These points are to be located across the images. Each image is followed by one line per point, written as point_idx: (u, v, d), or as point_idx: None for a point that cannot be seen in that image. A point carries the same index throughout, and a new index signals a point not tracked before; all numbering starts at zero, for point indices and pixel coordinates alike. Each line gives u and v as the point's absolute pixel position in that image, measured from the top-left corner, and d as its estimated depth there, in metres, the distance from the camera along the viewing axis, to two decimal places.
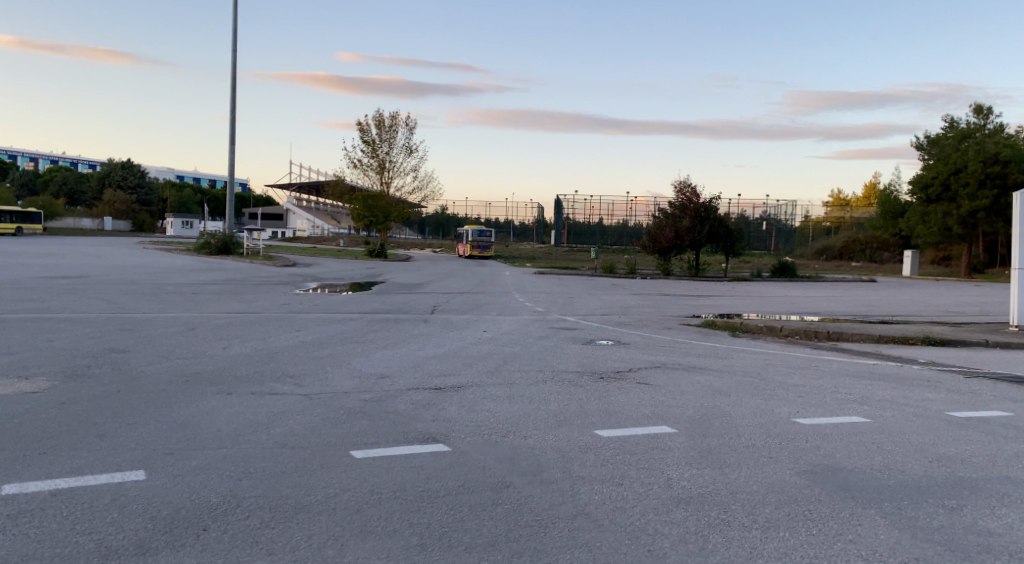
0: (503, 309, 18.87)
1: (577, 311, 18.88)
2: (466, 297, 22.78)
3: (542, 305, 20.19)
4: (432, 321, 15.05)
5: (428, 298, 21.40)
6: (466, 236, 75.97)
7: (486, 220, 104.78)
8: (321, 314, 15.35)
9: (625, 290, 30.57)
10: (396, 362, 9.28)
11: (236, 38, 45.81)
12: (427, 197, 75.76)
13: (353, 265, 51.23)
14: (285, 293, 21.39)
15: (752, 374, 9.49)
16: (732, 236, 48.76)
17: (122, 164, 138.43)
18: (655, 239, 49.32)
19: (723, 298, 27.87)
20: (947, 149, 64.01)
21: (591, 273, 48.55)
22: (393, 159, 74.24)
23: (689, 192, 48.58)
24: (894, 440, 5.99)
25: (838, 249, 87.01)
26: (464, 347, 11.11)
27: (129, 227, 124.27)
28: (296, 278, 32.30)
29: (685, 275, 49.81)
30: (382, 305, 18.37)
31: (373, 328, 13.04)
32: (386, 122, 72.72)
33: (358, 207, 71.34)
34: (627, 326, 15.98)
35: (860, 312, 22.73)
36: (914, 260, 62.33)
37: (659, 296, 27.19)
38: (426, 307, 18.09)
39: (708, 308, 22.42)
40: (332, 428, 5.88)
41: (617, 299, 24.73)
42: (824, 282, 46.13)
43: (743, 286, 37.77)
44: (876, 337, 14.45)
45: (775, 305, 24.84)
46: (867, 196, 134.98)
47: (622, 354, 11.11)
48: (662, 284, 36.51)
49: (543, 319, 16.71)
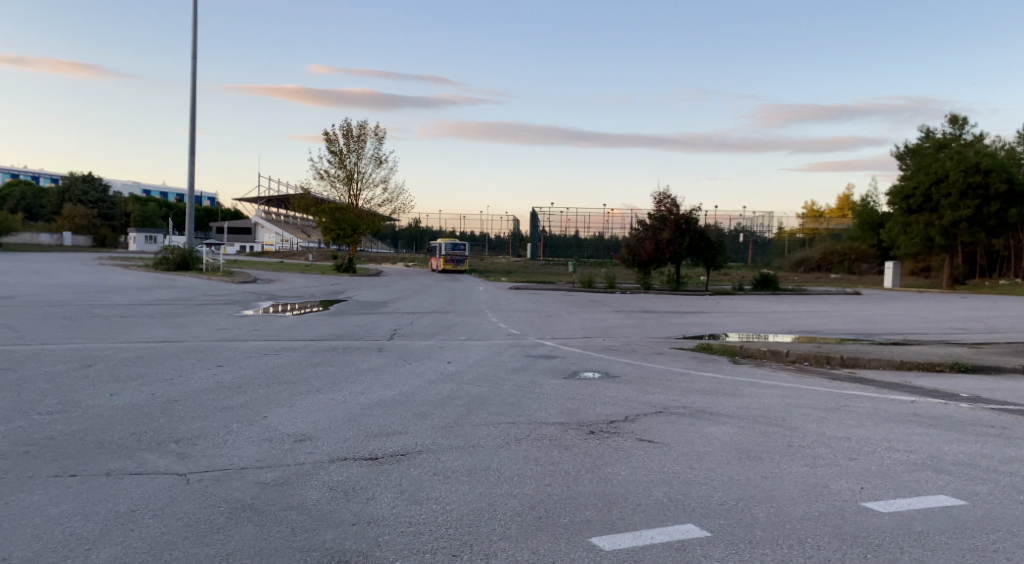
0: (473, 332, 16.90)
1: (556, 334, 16.96)
2: (433, 317, 20.78)
3: (516, 327, 18.25)
4: (388, 349, 13.04)
5: (391, 320, 19.36)
6: (440, 249, 74.00)
7: (460, 233, 102.88)
8: (260, 342, 13.26)
9: (606, 306, 28.77)
10: (329, 413, 7.27)
11: (195, 43, 43.57)
12: (399, 210, 73.64)
13: (319, 281, 49.03)
14: (231, 316, 19.22)
15: (777, 421, 7.63)
16: (713, 248, 47.31)
17: (85, 178, 134.26)
18: (635, 251, 47.70)
19: (710, 315, 26.14)
20: (926, 160, 63.36)
21: (569, 288, 46.82)
22: (363, 171, 72.06)
23: (669, 203, 47.14)
24: (1019, 544, 4.14)
25: (816, 261, 86.29)
26: (420, 386, 9.14)
27: (91, 243, 120.47)
28: (253, 296, 30.06)
29: (666, 289, 48.27)
30: (336, 328, 16.30)
31: (316, 361, 10.99)
32: (355, 133, 70.62)
33: (327, 221, 69.07)
34: (612, 352, 14.10)
35: (859, 330, 21.08)
36: (895, 272, 61.55)
37: (641, 314, 25.44)
38: (386, 331, 16.09)
39: (696, 328, 20.66)
40: (192, 550, 3.86)
41: (599, 317, 22.87)
42: (808, 295, 44.79)
43: (727, 300, 36.20)
44: (896, 364, 12.63)
45: (765, 322, 23.13)
46: (841, 207, 135.26)
47: (611, 393, 9.20)
48: (643, 299, 34.75)
49: (517, 344, 14.77)
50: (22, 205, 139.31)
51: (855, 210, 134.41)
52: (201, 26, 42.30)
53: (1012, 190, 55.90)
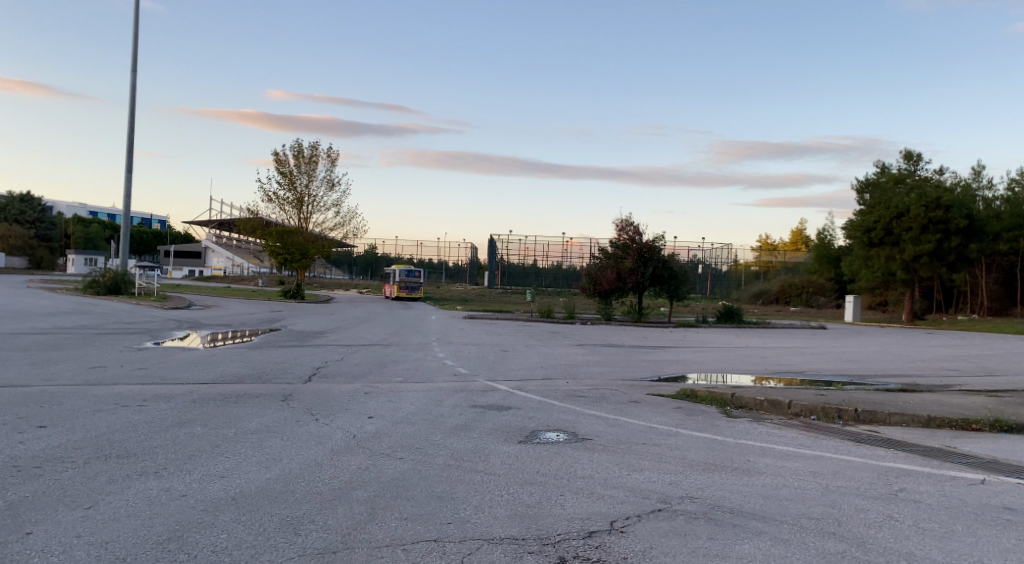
0: (413, 371, 14.19)
1: (511, 374, 14.31)
2: (370, 351, 18.01)
3: (464, 365, 15.58)
4: (297, 398, 10.26)
5: (320, 354, 16.52)
6: (393, 276, 71.03)
7: (416, 260, 99.95)
8: (133, 386, 10.34)
9: (567, 339, 26.28)
10: (140, 526, 4.52)
11: (131, 50, 40.54)
12: (350, 233, 70.62)
13: (259, 308, 45.51)
14: (125, 349, 16.08)
15: (831, 528, 5.17)
16: (677, 278, 45.45)
17: (21, 197, 128.11)
18: (596, 280, 45.62)
19: (680, 350, 23.79)
20: (886, 194, 63.17)
21: (528, 318, 44.41)
22: (313, 193, 69.00)
23: (632, 230, 45.29)
24: None
25: (774, 294, 85.67)
26: (315, 460, 6.43)
27: (25, 265, 114.31)
28: (174, 325, 26.81)
29: (628, 320, 46.18)
30: (247, 367, 13.43)
31: (188, 417, 8.18)
32: (305, 154, 67.70)
33: (273, 244, 65.61)
34: (579, 400, 11.52)
35: (848, 371, 18.96)
36: (856, 305, 60.83)
37: (607, 348, 23.00)
38: (306, 371, 13.28)
39: (670, 366, 18.21)
40: None
41: (560, 353, 20.29)
42: (775, 330, 43.10)
43: (694, 334, 34.08)
44: (923, 420, 10.33)
45: (743, 360, 20.83)
46: (795, 241, 136.71)
47: (584, 470, 6.62)
48: (607, 331, 32.39)
49: (463, 389, 12.05)
50: None
51: (810, 244, 135.67)
52: (140, 30, 39.33)
53: (972, 226, 55.62)
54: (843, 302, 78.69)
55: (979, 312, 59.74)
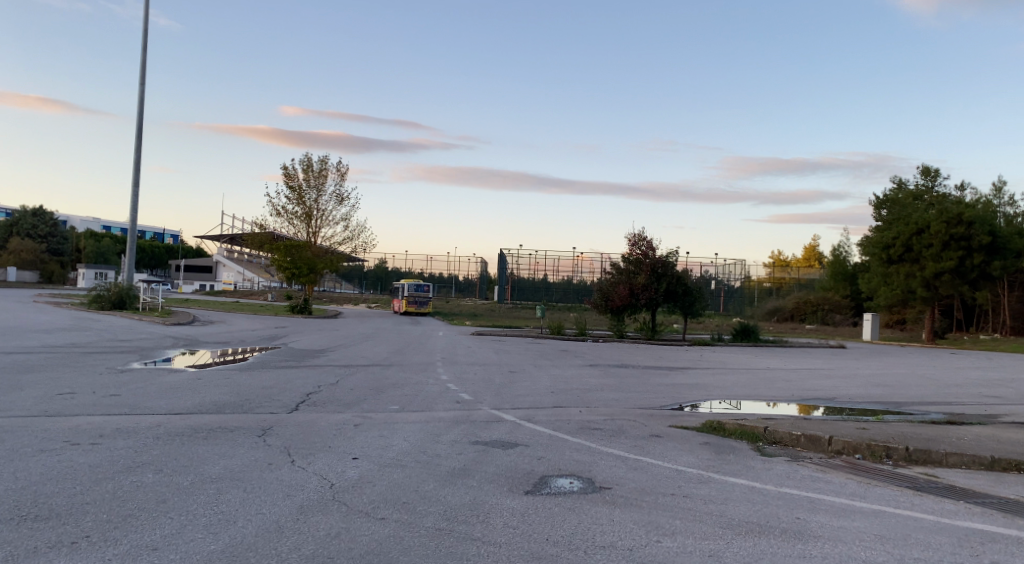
0: (413, 397, 13.04)
1: (519, 401, 13.12)
2: (370, 372, 16.92)
3: (469, 390, 14.41)
4: (277, 432, 9.15)
5: (315, 377, 15.45)
6: (401, 291, 70.11)
7: (425, 275, 99.09)
8: (96, 416, 9.26)
9: (578, 359, 25.07)
10: None
11: (137, 61, 39.98)
12: (359, 248, 69.85)
13: (263, 324, 44.62)
14: (107, 370, 15.04)
15: None
16: (691, 295, 44.20)
17: (33, 210, 128.69)
18: (608, 296, 44.48)
19: (698, 372, 22.54)
20: (905, 210, 61.88)
21: (538, 335, 43.26)
22: (322, 207, 68.33)
23: (644, 245, 44.18)
24: None
25: (789, 311, 84.08)
26: (278, 524, 5.28)
27: (35, 279, 114.30)
28: (170, 342, 25.82)
29: (641, 338, 44.94)
30: (232, 392, 12.34)
31: (144, 458, 7.09)
32: (314, 168, 67.11)
33: (281, 258, 64.87)
34: (594, 434, 10.33)
35: (879, 397, 17.70)
36: (874, 322, 59.32)
37: (621, 369, 21.83)
38: (295, 398, 12.17)
39: (690, 390, 16.98)
40: None
41: (572, 375, 19.11)
42: (793, 348, 41.72)
43: (711, 353, 32.77)
44: (985, 462, 9.11)
45: (767, 384, 19.56)
46: (808, 258, 134.96)
47: (606, 536, 5.45)
48: (621, 350, 31.14)
49: (465, 420, 10.89)
50: None
51: (824, 261, 133.86)
52: (148, 41, 38.81)
53: (995, 243, 54.20)
54: (859, 319, 77.08)
55: (1002, 331, 58.12)
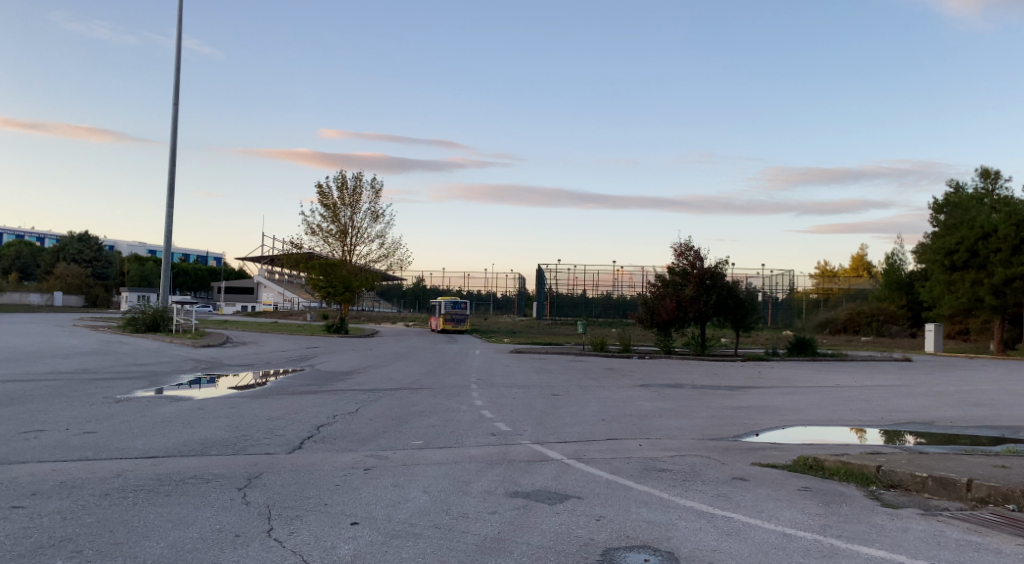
0: (441, 428, 11.13)
1: (564, 432, 11.08)
2: (397, 398, 15.09)
3: (506, 418, 12.42)
4: (265, 481, 7.29)
5: (334, 405, 13.65)
6: (439, 308, 68.65)
7: (463, 292, 97.66)
8: (46, 461, 7.51)
9: (626, 379, 22.87)
10: None
11: (172, 78, 39.43)
12: (395, 265, 68.65)
13: (296, 344, 43.48)
14: (104, 399, 13.47)
15: None
16: (743, 307, 41.70)
17: (79, 236, 131.55)
18: (654, 310, 42.20)
19: (764, 392, 20.16)
20: (967, 214, 58.61)
21: (581, 351, 41.12)
22: (357, 225, 67.41)
23: (692, 255, 41.92)
24: None
25: (842, 322, 80.43)
26: None
27: (81, 303, 116.21)
28: (191, 366, 24.37)
29: (689, 353, 42.48)
30: (231, 426, 10.55)
31: (65, 532, 5.24)
32: (350, 185, 66.30)
33: (316, 277, 63.98)
34: (662, 478, 8.24)
35: (983, 419, 15.21)
36: (937, 334, 55.79)
37: (677, 390, 19.61)
38: (302, 432, 10.33)
39: (762, 415, 14.70)
40: None
41: (622, 398, 16.97)
42: (855, 363, 38.76)
43: (769, 370, 30.23)
44: None
45: (847, 405, 17.12)
46: (856, 267, 130.06)
47: None
48: (672, 368, 28.84)
49: (500, 461, 8.90)
50: (15, 264, 136.06)
51: (873, 271, 128.96)
52: (179, 57, 38.12)
53: None
54: (917, 331, 73.20)
55: None
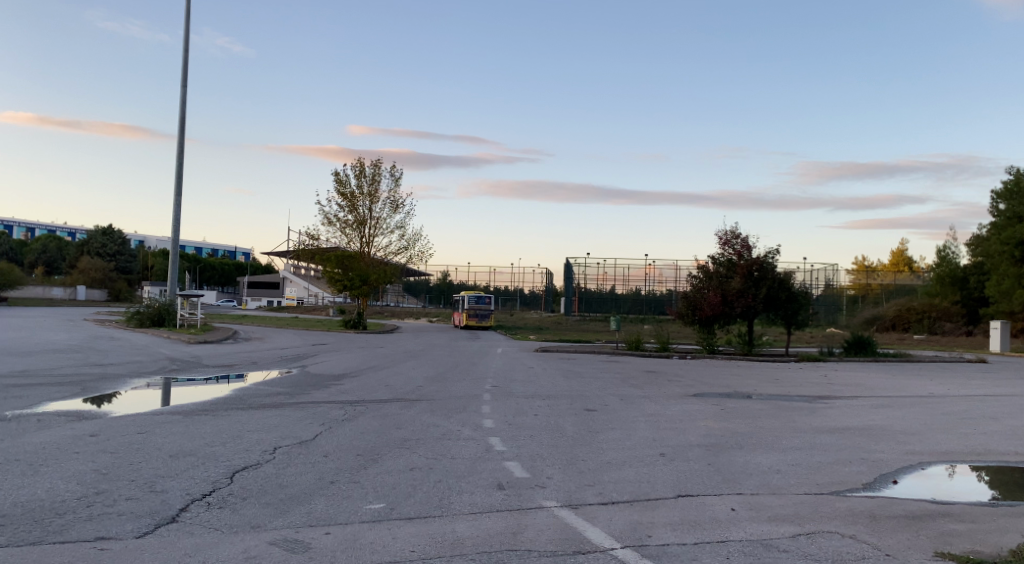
0: (417, 475, 7.37)
1: (609, 484, 7.23)
2: (381, 418, 11.40)
3: (524, 454, 8.59)
4: None
5: (290, 428, 10.01)
6: (462, 303, 65.14)
7: (489, 287, 94.09)
8: None
9: (674, 386, 18.89)
10: None
11: (178, 52, 36.37)
12: (415, 258, 65.18)
13: (303, 340, 40.15)
14: None
15: None
16: (795, 301, 37.47)
17: (103, 230, 130.31)
18: (696, 305, 38.10)
19: (852, 405, 16.00)
20: None
21: (614, 350, 37.21)
22: (376, 215, 64.00)
23: (739, 244, 37.85)
24: None
25: (890, 319, 74.65)
26: None
27: (104, 297, 114.65)
28: (161, 366, 20.91)
29: (736, 353, 38.31)
30: (95, 471, 6.84)
31: None
32: (369, 172, 62.87)
33: (332, 270, 60.73)
34: None
35: None
36: (1004, 333, 50.89)
37: (744, 403, 15.60)
38: (198, 485, 6.57)
39: (876, 444, 10.62)
40: None
41: (678, 415, 13.03)
42: (926, 365, 34.19)
43: (836, 375, 26.01)
44: None
45: (975, 426, 12.96)
46: (897, 263, 123.43)
47: None
48: (723, 372, 24.74)
49: (506, 555, 5.10)
50: (41, 258, 135.35)
51: (916, 266, 123.05)
52: (182, 29, 35.08)
53: None
54: (972, 328, 68.09)
55: None
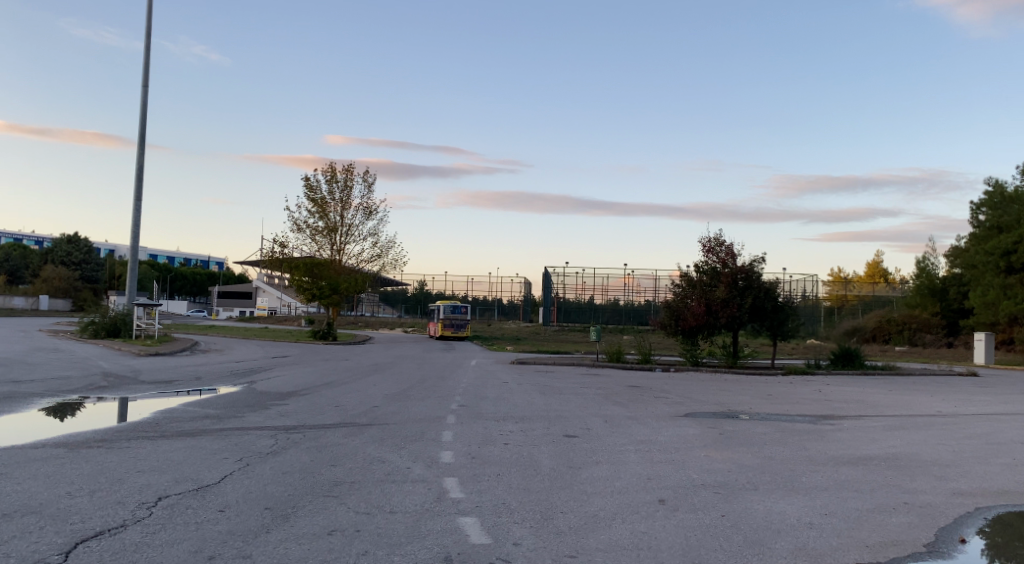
0: (335, 543, 5.40)
1: (598, 557, 5.30)
2: (318, 451, 9.37)
3: (485, 507, 6.62)
4: None
5: (195, 467, 7.96)
6: (437, 313, 63.12)
7: (466, 297, 92.04)
8: None
9: (662, 404, 17.03)
10: None
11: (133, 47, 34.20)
12: (388, 266, 63.01)
13: (264, 352, 37.87)
14: None
15: None
16: (782, 311, 35.92)
17: (68, 237, 126.01)
18: (679, 315, 36.42)
19: (863, 427, 14.20)
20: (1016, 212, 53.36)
21: (594, 362, 35.37)
22: (347, 222, 61.77)
23: (725, 252, 36.27)
24: None
25: (871, 330, 73.66)
26: None
27: (68, 307, 110.59)
28: (90, 382, 18.67)
29: (721, 365, 36.64)
30: None
31: None
32: (340, 178, 60.66)
33: (300, 279, 58.37)
34: None
35: None
36: (989, 345, 49.86)
37: (743, 426, 13.73)
38: None
39: (913, 481, 8.78)
40: None
41: (672, 442, 11.13)
42: (918, 378, 32.68)
43: (831, 389, 24.34)
44: None
45: (1012, 454, 11.23)
46: (872, 274, 123.11)
47: None
48: (711, 387, 22.97)
49: None
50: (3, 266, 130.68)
51: (892, 277, 123.07)
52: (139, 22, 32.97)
53: None
54: (953, 340, 67.25)
55: None
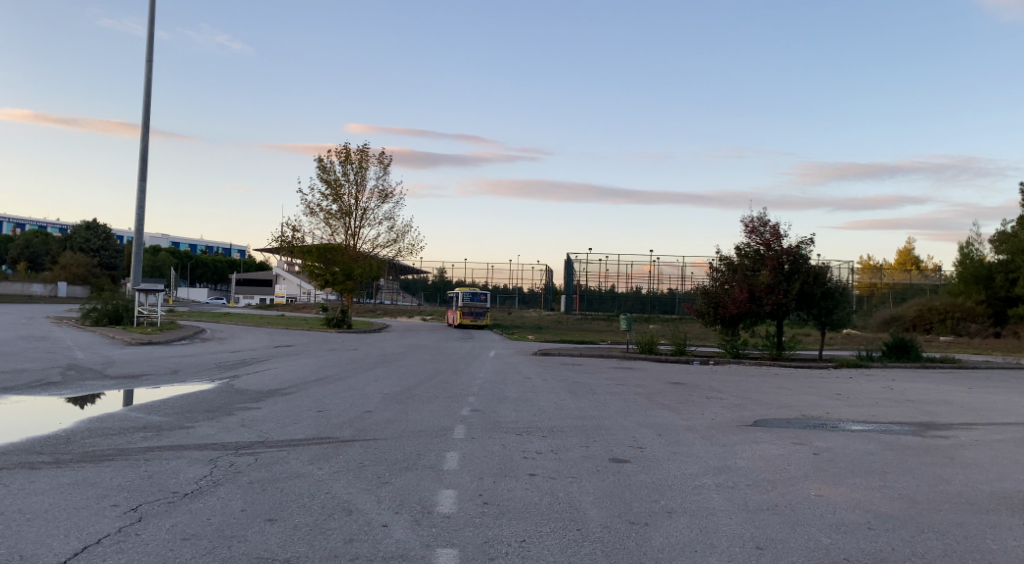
0: None
1: None
2: (263, 489, 6.47)
3: None
4: None
5: (50, 529, 5.06)
6: (456, 301, 60.31)
7: (487, 285, 89.39)
8: None
9: (720, 408, 13.98)
10: None
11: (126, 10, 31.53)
12: (405, 251, 60.24)
13: (270, 340, 35.24)
14: None
15: None
16: (834, 297, 32.50)
17: (87, 224, 124.48)
18: (719, 302, 33.27)
19: (987, 442, 11.06)
20: None
21: (624, 353, 32.41)
22: (362, 204, 59.01)
23: (769, 233, 32.99)
24: None
25: (911, 319, 69.73)
26: None
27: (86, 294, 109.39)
28: (48, 376, 16.07)
29: (765, 358, 33.46)
30: None
31: None
32: (354, 157, 57.86)
33: (314, 264, 55.83)
34: None
35: None
36: None
37: (836, 442, 10.61)
38: None
39: None
40: None
41: (759, 471, 8.12)
42: (986, 373, 29.28)
43: (902, 387, 21.15)
44: None
45: None
46: (903, 261, 117.51)
47: None
48: (766, 384, 19.88)
49: None
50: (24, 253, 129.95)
51: (926, 265, 117.88)
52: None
53: None
54: (1000, 330, 62.36)
55: None
